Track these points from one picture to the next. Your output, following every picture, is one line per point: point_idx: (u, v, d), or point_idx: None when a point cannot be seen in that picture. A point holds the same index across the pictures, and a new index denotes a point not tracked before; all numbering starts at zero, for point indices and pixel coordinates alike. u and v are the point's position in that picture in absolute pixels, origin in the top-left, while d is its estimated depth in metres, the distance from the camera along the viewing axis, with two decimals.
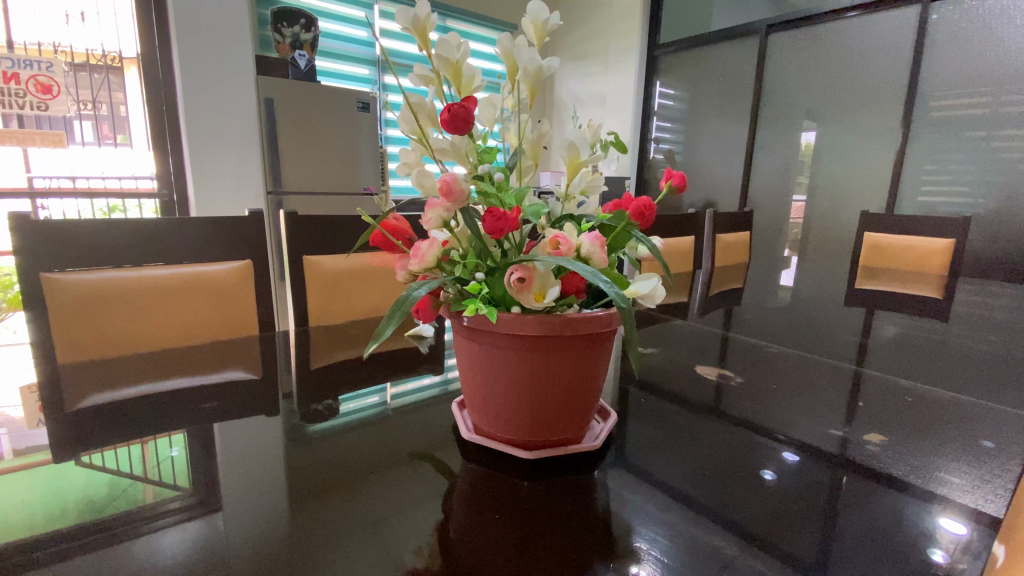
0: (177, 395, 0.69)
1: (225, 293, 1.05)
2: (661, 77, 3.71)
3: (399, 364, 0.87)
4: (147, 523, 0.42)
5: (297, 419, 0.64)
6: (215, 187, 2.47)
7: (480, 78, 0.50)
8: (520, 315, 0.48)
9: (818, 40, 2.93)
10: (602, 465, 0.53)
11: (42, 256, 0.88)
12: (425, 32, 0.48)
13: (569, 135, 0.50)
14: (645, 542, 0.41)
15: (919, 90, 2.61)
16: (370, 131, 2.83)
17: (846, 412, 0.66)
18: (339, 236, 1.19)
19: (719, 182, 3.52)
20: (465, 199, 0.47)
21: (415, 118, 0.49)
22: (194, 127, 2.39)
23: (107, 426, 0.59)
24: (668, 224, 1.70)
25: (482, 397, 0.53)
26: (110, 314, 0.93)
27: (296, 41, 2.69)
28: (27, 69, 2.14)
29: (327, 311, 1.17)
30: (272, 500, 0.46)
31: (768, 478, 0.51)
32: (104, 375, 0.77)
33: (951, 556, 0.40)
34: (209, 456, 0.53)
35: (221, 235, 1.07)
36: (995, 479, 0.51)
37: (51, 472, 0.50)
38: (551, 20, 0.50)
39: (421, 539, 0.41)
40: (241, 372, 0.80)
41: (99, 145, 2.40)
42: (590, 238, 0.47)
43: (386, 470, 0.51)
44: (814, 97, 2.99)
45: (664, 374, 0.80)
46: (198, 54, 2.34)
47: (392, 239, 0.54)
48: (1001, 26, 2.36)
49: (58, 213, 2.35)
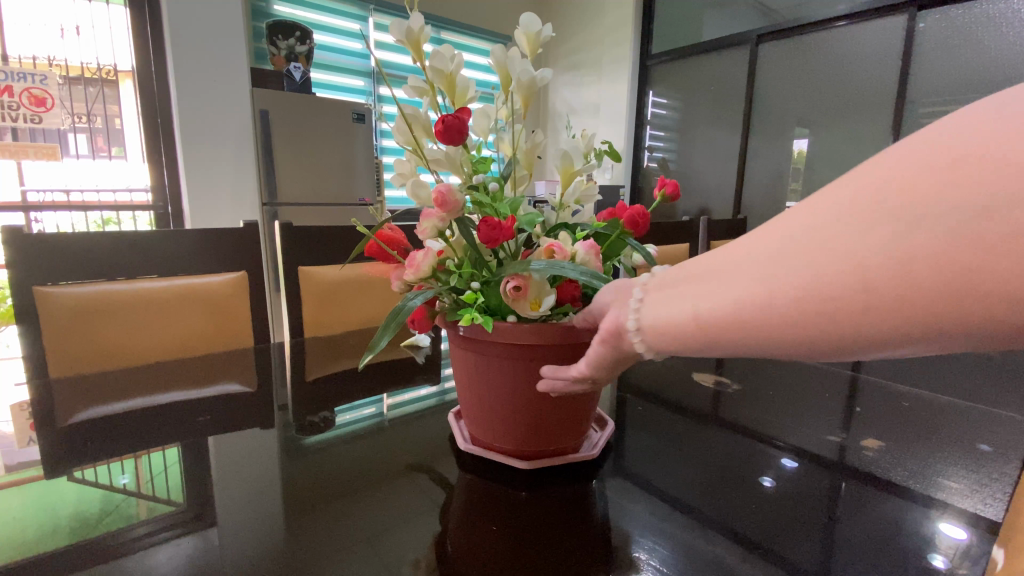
0: (171, 409, 0.69)
1: (219, 304, 1.05)
2: (654, 86, 3.76)
3: (397, 373, 0.87)
4: (144, 539, 0.41)
5: (293, 431, 0.63)
6: (209, 199, 2.47)
7: (473, 89, 0.50)
8: (516, 323, 0.48)
9: (808, 49, 2.97)
10: (602, 474, 0.53)
11: (36, 269, 0.87)
12: (419, 44, 0.48)
13: (563, 145, 0.50)
14: (645, 552, 0.41)
15: (908, 97, 2.64)
16: (367, 142, 2.83)
17: (844, 418, 0.67)
18: (335, 246, 1.19)
19: (713, 189, 3.54)
20: (460, 209, 0.47)
21: (409, 129, 0.49)
22: (189, 139, 2.39)
23: (100, 443, 0.58)
24: (663, 233, 1.72)
25: (478, 408, 0.53)
26: (104, 327, 0.92)
27: (291, 53, 2.68)
28: (20, 82, 2.15)
29: (323, 322, 1.16)
30: (266, 517, 0.45)
31: (767, 485, 0.51)
32: (95, 390, 0.76)
33: (951, 562, 0.40)
34: (203, 470, 0.53)
35: (215, 247, 1.06)
36: (994, 483, 0.51)
37: (44, 487, 0.49)
38: (543, 32, 0.51)
39: (418, 552, 0.40)
40: (235, 385, 0.80)
41: (93, 157, 2.40)
42: (587, 247, 0.48)
43: (382, 482, 0.51)
44: (805, 105, 3.03)
45: (661, 382, 0.80)
46: (193, 67, 2.36)
47: (387, 249, 0.54)
48: (987, 34, 2.39)
49: (51, 226, 2.32)
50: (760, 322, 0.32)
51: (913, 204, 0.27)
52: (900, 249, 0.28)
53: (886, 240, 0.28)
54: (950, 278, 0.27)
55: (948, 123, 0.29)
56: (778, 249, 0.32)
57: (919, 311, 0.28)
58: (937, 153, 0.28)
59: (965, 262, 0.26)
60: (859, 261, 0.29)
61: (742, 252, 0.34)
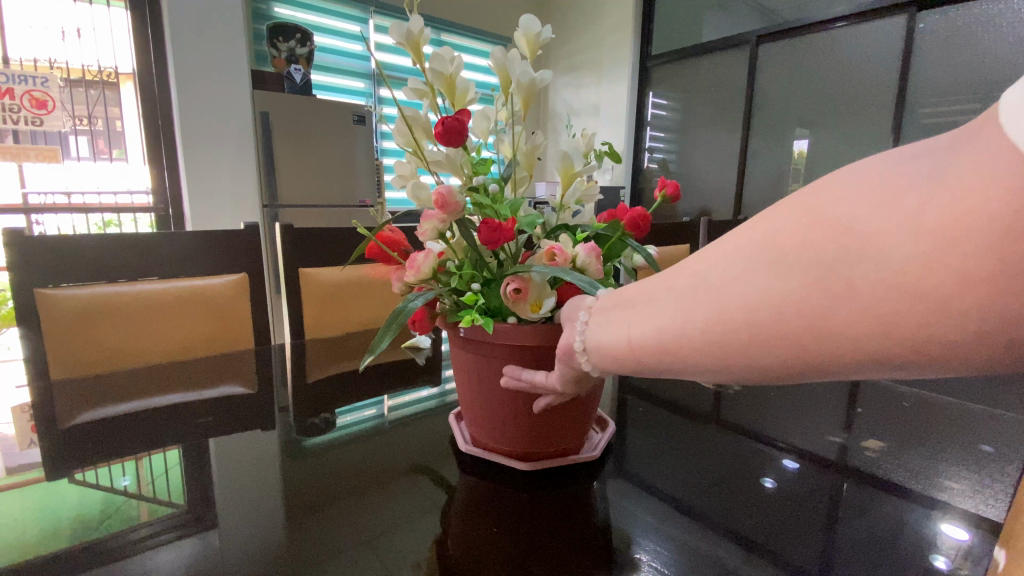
0: (172, 411, 0.69)
1: (220, 306, 1.05)
2: (654, 87, 3.77)
3: (398, 374, 0.87)
4: (146, 541, 0.41)
5: (293, 433, 0.63)
6: (210, 201, 2.48)
7: (473, 90, 0.50)
8: (516, 325, 0.48)
9: (808, 49, 2.97)
10: (603, 475, 0.53)
11: (37, 272, 0.87)
12: (418, 47, 0.48)
13: (563, 146, 0.51)
14: (646, 553, 0.41)
15: (908, 98, 2.63)
16: (367, 145, 2.83)
17: (846, 419, 0.67)
18: (336, 248, 1.19)
19: (712, 190, 3.54)
20: (460, 211, 0.47)
21: (409, 131, 0.49)
22: (189, 141, 2.40)
23: (99, 446, 0.58)
24: (663, 233, 1.73)
25: (479, 409, 0.53)
26: (105, 329, 0.92)
27: (291, 55, 2.68)
28: (21, 84, 2.15)
29: (323, 324, 1.16)
30: (266, 519, 0.45)
31: (769, 486, 0.51)
32: (97, 392, 0.76)
33: (954, 563, 0.40)
34: (204, 471, 0.53)
35: (216, 249, 1.06)
36: (995, 484, 0.51)
37: (45, 490, 0.49)
38: (543, 33, 0.51)
39: (419, 554, 0.40)
40: (235, 387, 0.80)
41: (94, 160, 2.40)
42: (586, 249, 0.48)
43: (383, 484, 0.51)
44: (805, 105, 3.02)
45: (663, 383, 0.80)
46: (194, 69, 2.36)
47: (388, 250, 0.54)
48: (987, 34, 2.39)
49: (53, 229, 2.33)
50: (669, 353, 0.35)
51: (787, 252, 0.29)
52: (766, 295, 0.30)
53: (760, 284, 0.30)
54: (806, 325, 0.29)
55: (830, 176, 0.30)
56: (683, 286, 0.35)
57: (784, 351, 0.30)
58: (809, 205, 0.30)
59: (813, 311, 0.28)
60: (739, 302, 0.31)
61: (658, 288, 0.36)
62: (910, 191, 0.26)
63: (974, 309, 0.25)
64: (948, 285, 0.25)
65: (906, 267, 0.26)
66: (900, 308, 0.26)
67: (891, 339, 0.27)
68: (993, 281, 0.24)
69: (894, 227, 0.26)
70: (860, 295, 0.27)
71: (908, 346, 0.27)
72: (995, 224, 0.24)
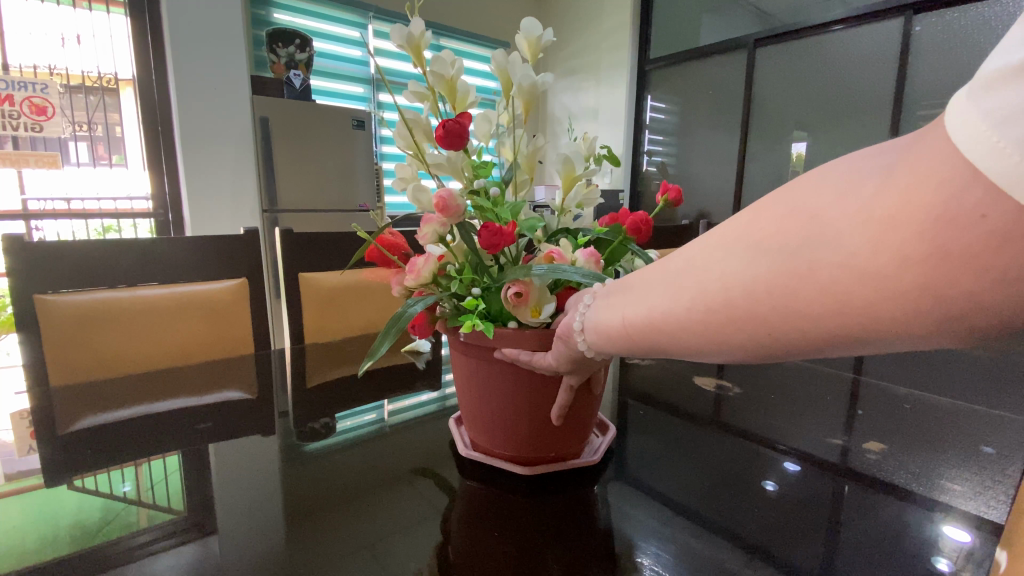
0: (172, 416, 0.69)
1: (220, 311, 1.05)
2: (652, 91, 3.78)
3: (398, 379, 0.87)
4: (145, 547, 0.41)
5: (293, 438, 0.63)
6: (209, 206, 2.48)
7: (474, 94, 0.50)
8: (517, 329, 0.48)
9: (805, 52, 2.98)
10: (604, 479, 0.53)
11: (37, 277, 0.87)
12: (419, 50, 0.48)
13: (563, 150, 0.51)
14: (648, 557, 0.41)
15: (905, 99, 2.64)
16: (367, 149, 2.84)
17: (846, 421, 0.67)
18: (336, 252, 1.19)
19: (711, 192, 3.55)
20: (461, 214, 0.47)
21: (410, 134, 0.50)
22: (189, 146, 2.40)
23: (97, 452, 0.58)
24: (663, 237, 1.73)
25: (479, 414, 0.53)
26: (105, 335, 0.92)
27: (291, 61, 2.69)
28: (21, 91, 2.17)
29: (323, 328, 1.16)
30: (261, 525, 0.45)
31: (770, 488, 0.51)
32: (96, 397, 0.76)
33: (956, 564, 0.40)
34: (202, 476, 0.53)
35: (216, 254, 1.07)
36: (996, 485, 0.51)
37: (43, 497, 0.49)
38: (545, 37, 0.51)
39: (419, 561, 0.40)
40: (235, 392, 0.79)
41: (94, 165, 2.40)
42: (586, 254, 0.49)
43: (383, 489, 0.51)
44: (803, 108, 3.03)
45: (664, 386, 0.80)
46: (194, 75, 2.37)
47: (388, 254, 0.54)
48: (983, 36, 2.40)
49: (52, 234, 2.32)
50: (656, 329, 0.38)
51: (766, 237, 0.33)
52: (744, 275, 0.33)
53: (740, 268, 0.33)
54: (781, 303, 0.32)
55: (806, 175, 0.33)
56: (678, 269, 0.38)
57: (753, 329, 0.33)
58: (791, 204, 0.32)
59: (778, 287, 0.32)
60: (723, 278, 0.34)
61: (656, 274, 0.40)
62: (869, 184, 0.29)
63: (910, 289, 0.27)
64: (885, 265, 0.28)
65: (858, 252, 0.28)
66: (856, 291, 0.29)
67: (854, 318, 0.30)
68: (924, 262, 0.26)
69: (843, 217, 0.29)
70: (820, 277, 0.30)
71: (871, 322, 0.29)
72: (929, 211, 0.26)
